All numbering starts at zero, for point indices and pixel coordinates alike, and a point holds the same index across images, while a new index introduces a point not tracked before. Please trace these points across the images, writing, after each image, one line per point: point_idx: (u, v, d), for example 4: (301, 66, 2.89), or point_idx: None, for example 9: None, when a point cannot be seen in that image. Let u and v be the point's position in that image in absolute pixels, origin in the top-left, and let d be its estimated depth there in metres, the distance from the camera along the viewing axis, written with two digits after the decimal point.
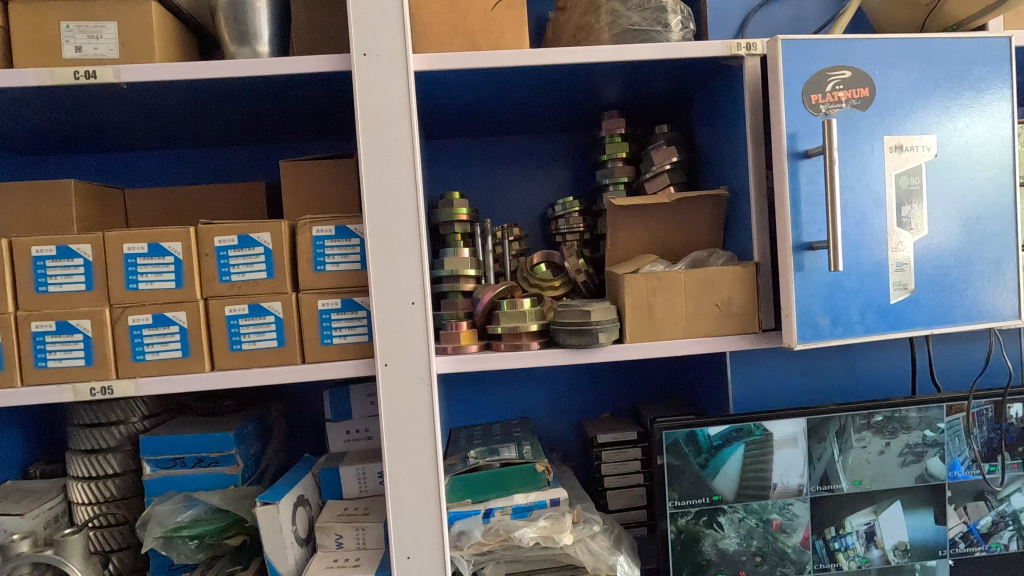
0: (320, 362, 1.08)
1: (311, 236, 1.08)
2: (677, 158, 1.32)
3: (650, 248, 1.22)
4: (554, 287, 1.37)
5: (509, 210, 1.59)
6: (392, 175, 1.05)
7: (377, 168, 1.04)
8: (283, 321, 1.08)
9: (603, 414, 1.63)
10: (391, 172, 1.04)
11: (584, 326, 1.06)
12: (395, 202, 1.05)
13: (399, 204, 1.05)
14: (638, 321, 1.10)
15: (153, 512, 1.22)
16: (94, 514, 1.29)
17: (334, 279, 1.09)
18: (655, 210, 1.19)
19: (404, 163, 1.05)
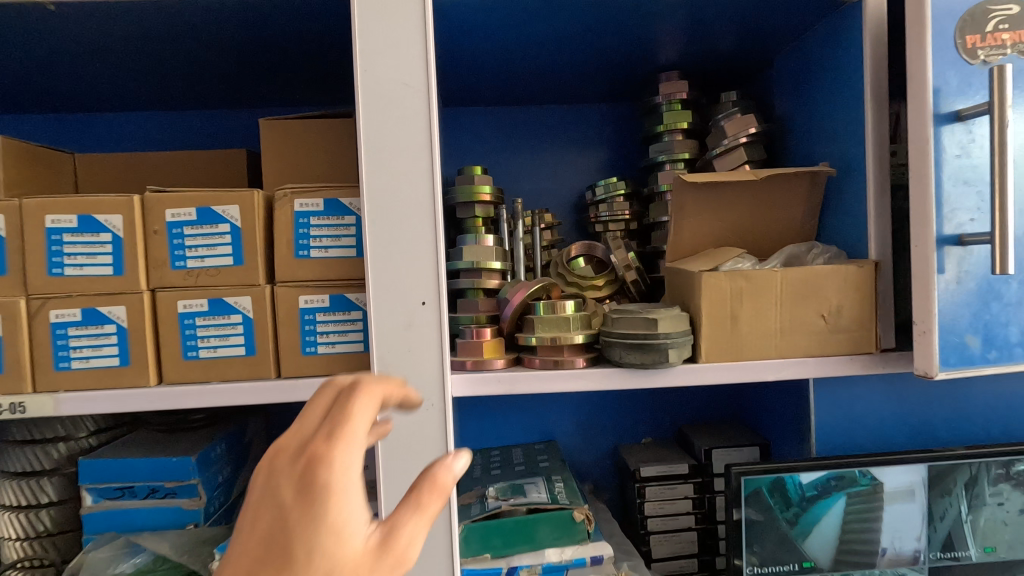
0: (299, 378, 0.83)
1: (293, 210, 0.83)
2: (756, 129, 1.05)
3: (725, 241, 0.96)
4: (596, 286, 1.10)
5: (537, 192, 1.33)
6: (399, 133, 0.79)
7: (380, 124, 0.78)
8: (254, 322, 0.82)
9: (644, 439, 1.37)
10: (398, 130, 0.79)
11: (648, 341, 0.80)
12: (402, 169, 0.79)
13: (409, 171, 0.79)
14: (718, 335, 0.84)
15: (88, 560, 0.98)
16: (26, 553, 1.04)
17: (320, 269, 0.83)
18: (736, 191, 0.93)
19: (417, 118, 0.79)
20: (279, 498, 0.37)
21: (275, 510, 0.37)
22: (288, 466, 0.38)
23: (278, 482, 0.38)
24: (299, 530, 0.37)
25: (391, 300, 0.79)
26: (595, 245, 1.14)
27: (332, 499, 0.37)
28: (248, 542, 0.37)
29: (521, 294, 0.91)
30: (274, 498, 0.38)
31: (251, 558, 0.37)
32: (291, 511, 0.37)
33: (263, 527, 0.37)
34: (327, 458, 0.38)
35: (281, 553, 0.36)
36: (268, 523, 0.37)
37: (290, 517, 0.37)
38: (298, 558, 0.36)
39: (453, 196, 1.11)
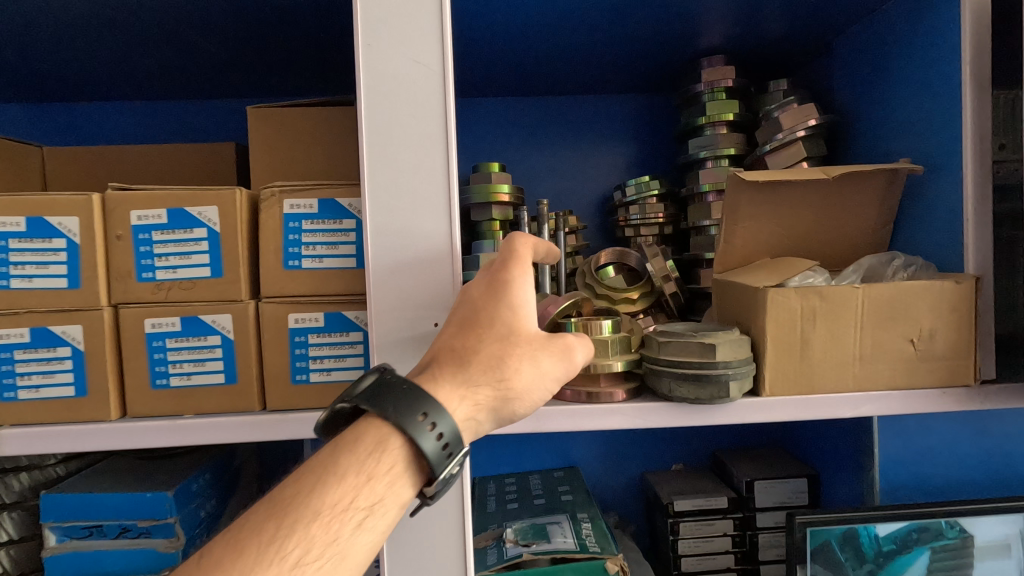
0: (289, 411, 0.70)
1: (282, 213, 0.70)
2: (816, 121, 0.91)
3: (785, 250, 0.83)
4: (630, 298, 0.97)
5: (559, 192, 1.20)
6: (407, 120, 0.65)
7: (385, 109, 0.65)
8: (235, 346, 0.70)
9: (675, 466, 1.24)
10: (407, 116, 0.65)
11: (703, 373, 0.67)
12: (410, 163, 0.66)
13: (420, 165, 0.66)
14: (784, 363, 0.70)
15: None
16: None
17: (314, 283, 0.70)
18: (800, 192, 0.79)
19: (428, 102, 0.66)
20: (473, 288, 0.62)
21: (469, 294, 0.62)
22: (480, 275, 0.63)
23: (472, 283, 0.63)
24: (484, 303, 0.60)
25: (396, 319, 0.66)
26: (628, 252, 1.02)
27: (510, 286, 0.61)
28: (454, 314, 0.61)
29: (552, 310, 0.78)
30: (469, 288, 0.63)
31: (455, 325, 0.59)
32: (480, 296, 0.61)
33: (462, 305, 0.61)
34: (505, 265, 0.62)
35: (473, 317, 0.59)
36: (465, 302, 0.61)
37: (480, 300, 0.61)
38: (483, 316, 0.59)
39: (468, 198, 0.99)
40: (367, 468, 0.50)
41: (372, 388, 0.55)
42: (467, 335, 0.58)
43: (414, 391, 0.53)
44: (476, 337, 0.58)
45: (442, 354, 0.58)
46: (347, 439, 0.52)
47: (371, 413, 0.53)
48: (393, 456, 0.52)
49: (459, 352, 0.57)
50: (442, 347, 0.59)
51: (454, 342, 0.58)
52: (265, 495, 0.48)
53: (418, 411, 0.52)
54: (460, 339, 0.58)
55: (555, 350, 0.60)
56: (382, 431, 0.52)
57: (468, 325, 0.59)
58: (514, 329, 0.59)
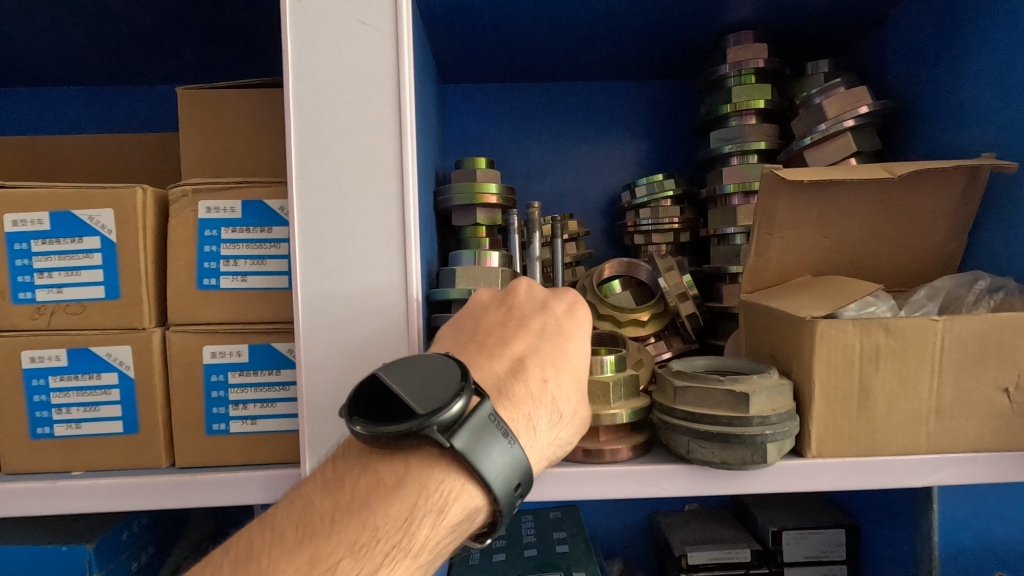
0: (203, 470, 0.55)
1: (197, 217, 0.55)
2: (869, 108, 0.75)
3: (828, 269, 0.67)
4: (638, 319, 0.81)
5: (558, 192, 1.05)
6: (348, 97, 0.51)
7: (321, 82, 0.51)
8: (136, 386, 0.55)
9: (688, 505, 1.08)
10: (348, 92, 0.51)
11: (732, 432, 0.52)
12: (353, 154, 0.51)
13: (366, 160, 0.51)
14: (837, 418, 0.54)
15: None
16: None
17: (235, 307, 0.55)
18: (855, 195, 0.63)
19: (376, 75, 0.51)
20: (549, 304, 0.54)
21: (548, 311, 0.54)
22: (550, 293, 0.56)
23: (542, 299, 0.55)
24: (569, 327, 0.53)
25: (334, 355, 0.52)
26: (636, 264, 0.87)
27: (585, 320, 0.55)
28: (529, 330, 0.51)
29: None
30: (543, 302, 0.55)
31: (534, 343, 0.50)
32: (563, 318, 0.53)
33: (539, 320, 0.53)
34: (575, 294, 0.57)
35: (561, 340, 0.51)
36: (541, 318, 0.53)
37: (565, 321, 0.53)
38: (572, 344, 0.51)
39: (447, 199, 0.84)
40: (440, 543, 0.40)
41: (468, 431, 0.40)
42: (559, 363, 0.50)
43: (512, 455, 0.42)
44: (563, 370, 0.49)
45: (531, 374, 0.48)
46: (423, 496, 0.39)
47: (456, 465, 0.41)
48: (466, 523, 0.41)
49: (551, 384, 0.48)
50: (527, 365, 0.48)
51: (544, 367, 0.49)
52: (303, 553, 0.36)
53: (512, 480, 0.42)
54: (557, 363, 0.49)
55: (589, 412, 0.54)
56: (465, 495, 0.41)
57: (557, 347, 0.50)
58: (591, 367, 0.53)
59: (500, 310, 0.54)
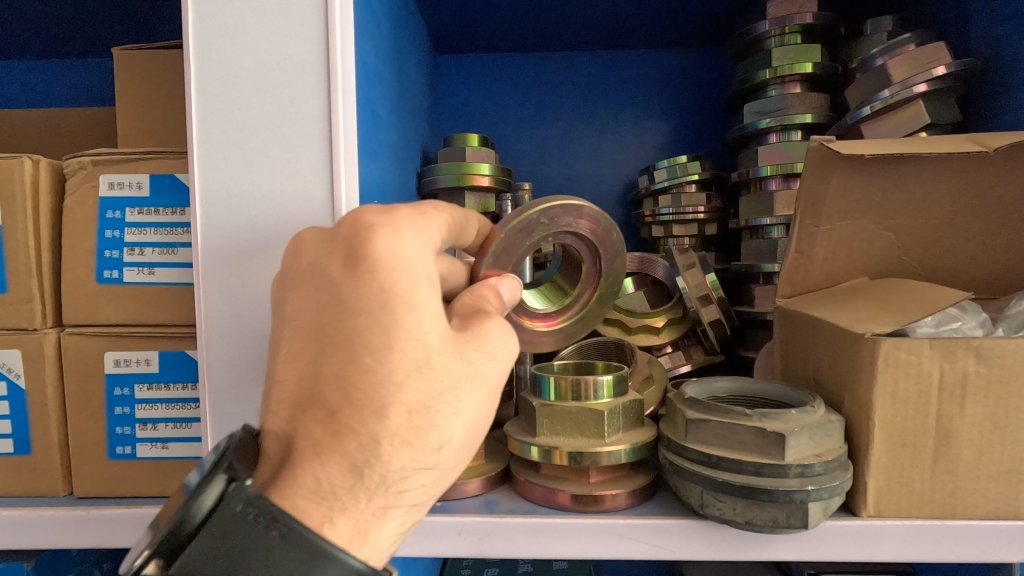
0: (101, 502, 0.45)
1: (97, 195, 0.45)
2: (949, 69, 0.59)
3: (872, 272, 0.54)
4: (651, 326, 0.69)
5: (564, 177, 0.92)
6: (257, 77, 0.42)
7: (224, 59, 0.42)
8: (27, 398, 0.46)
9: None
10: (258, 69, 0.42)
11: (758, 485, 0.39)
12: (260, 150, 0.42)
13: (288, 135, 0.42)
14: (903, 467, 0.41)
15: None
16: None
17: (141, 305, 0.45)
18: (913, 184, 0.50)
19: (284, 43, 0.42)
20: (325, 270, 0.32)
21: (323, 285, 0.31)
22: (324, 245, 0.33)
23: (315, 263, 0.32)
24: (368, 303, 0.30)
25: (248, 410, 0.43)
26: (651, 260, 0.75)
27: (410, 269, 0.31)
28: (304, 330, 0.31)
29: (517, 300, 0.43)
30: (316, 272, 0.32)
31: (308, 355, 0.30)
32: (349, 291, 0.31)
33: (314, 305, 0.31)
34: (374, 225, 0.32)
35: (353, 337, 0.30)
36: (317, 302, 0.31)
37: (354, 297, 0.30)
38: (376, 338, 0.30)
39: (433, 180, 0.72)
40: None
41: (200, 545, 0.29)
42: (362, 374, 0.29)
43: (291, 565, 0.28)
44: (365, 394, 0.29)
45: (312, 417, 0.30)
46: None
47: None
48: None
49: (350, 423, 0.29)
50: (311, 401, 0.30)
51: (339, 397, 0.29)
52: None
53: None
54: (353, 381, 0.29)
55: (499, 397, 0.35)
56: None
57: (346, 359, 0.30)
58: (441, 344, 0.31)
59: (278, 288, 0.34)
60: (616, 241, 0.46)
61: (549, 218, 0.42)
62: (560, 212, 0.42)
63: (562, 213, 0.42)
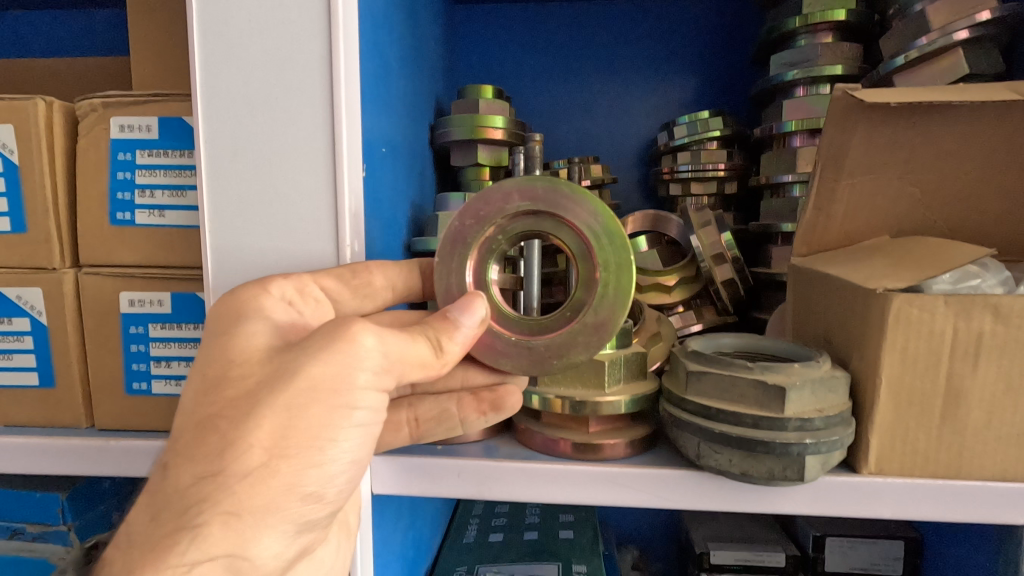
0: (120, 434, 0.48)
1: (108, 137, 0.46)
2: (995, 13, 0.55)
3: (894, 232, 0.52)
4: (663, 285, 0.68)
5: (581, 134, 0.90)
6: (254, 22, 0.41)
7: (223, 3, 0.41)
8: (49, 333, 0.48)
9: None
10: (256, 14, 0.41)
11: (754, 438, 0.39)
12: (258, 100, 0.41)
13: (282, 109, 0.41)
14: (908, 427, 0.40)
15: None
16: None
17: (153, 246, 0.46)
18: (943, 136, 0.47)
19: None
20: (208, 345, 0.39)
21: None
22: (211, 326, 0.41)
23: None
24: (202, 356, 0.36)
25: None
26: (666, 218, 0.73)
27: (232, 308, 0.37)
28: None
29: (495, 318, 0.42)
30: None
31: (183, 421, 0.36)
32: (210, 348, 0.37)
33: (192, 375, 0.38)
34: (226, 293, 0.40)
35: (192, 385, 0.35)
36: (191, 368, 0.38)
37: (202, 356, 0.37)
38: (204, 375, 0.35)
39: (446, 133, 0.72)
40: None
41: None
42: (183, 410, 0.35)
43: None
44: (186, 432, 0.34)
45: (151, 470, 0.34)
46: None
47: None
48: None
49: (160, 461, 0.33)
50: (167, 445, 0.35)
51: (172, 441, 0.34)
52: None
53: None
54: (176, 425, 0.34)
55: (335, 395, 0.35)
56: None
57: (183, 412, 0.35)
58: (247, 359, 0.35)
59: None
60: (569, 201, 0.39)
61: (477, 213, 0.41)
62: (482, 206, 0.41)
63: (485, 205, 0.41)
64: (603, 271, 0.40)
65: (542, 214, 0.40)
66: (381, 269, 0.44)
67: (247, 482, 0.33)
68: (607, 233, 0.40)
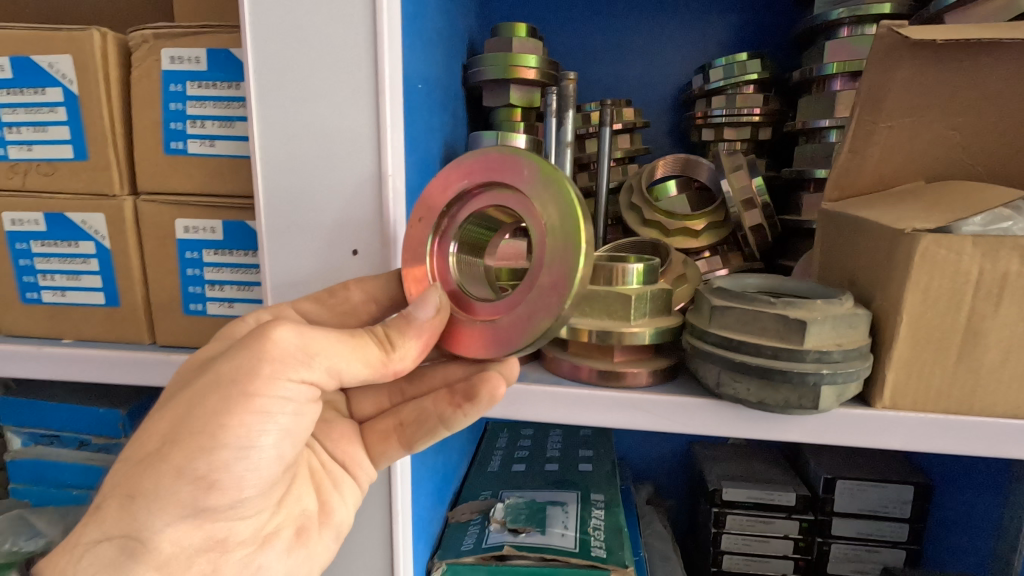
0: (180, 349, 0.52)
1: (160, 68, 0.48)
2: None
3: (932, 177, 0.52)
4: (690, 229, 0.69)
5: (614, 76, 0.89)
6: None
7: None
8: (112, 255, 0.51)
9: (732, 440, 0.97)
10: None
11: (772, 368, 0.41)
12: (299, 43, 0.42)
13: (316, 52, 0.41)
14: (925, 362, 0.42)
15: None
16: None
17: (205, 174, 0.49)
18: (990, 76, 0.47)
19: None
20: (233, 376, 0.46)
21: None
22: None
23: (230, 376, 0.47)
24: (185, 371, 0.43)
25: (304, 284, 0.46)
26: (696, 162, 0.73)
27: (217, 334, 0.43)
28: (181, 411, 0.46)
29: (480, 307, 0.40)
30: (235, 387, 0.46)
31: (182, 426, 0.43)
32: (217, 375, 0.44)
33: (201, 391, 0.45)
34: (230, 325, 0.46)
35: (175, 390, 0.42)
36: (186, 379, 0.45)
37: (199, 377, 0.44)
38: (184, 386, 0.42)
39: (479, 72, 0.72)
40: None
41: None
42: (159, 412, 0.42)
43: None
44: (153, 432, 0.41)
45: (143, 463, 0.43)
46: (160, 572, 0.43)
47: None
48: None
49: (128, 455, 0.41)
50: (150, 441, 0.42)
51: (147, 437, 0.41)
52: None
53: None
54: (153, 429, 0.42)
55: (234, 385, 0.37)
56: None
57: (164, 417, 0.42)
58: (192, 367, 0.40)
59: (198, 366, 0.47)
60: (498, 162, 0.38)
61: (428, 204, 0.42)
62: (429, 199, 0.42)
63: (431, 198, 0.42)
64: (548, 230, 0.36)
65: (489, 186, 0.39)
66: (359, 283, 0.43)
67: (143, 468, 0.38)
68: (544, 181, 0.36)
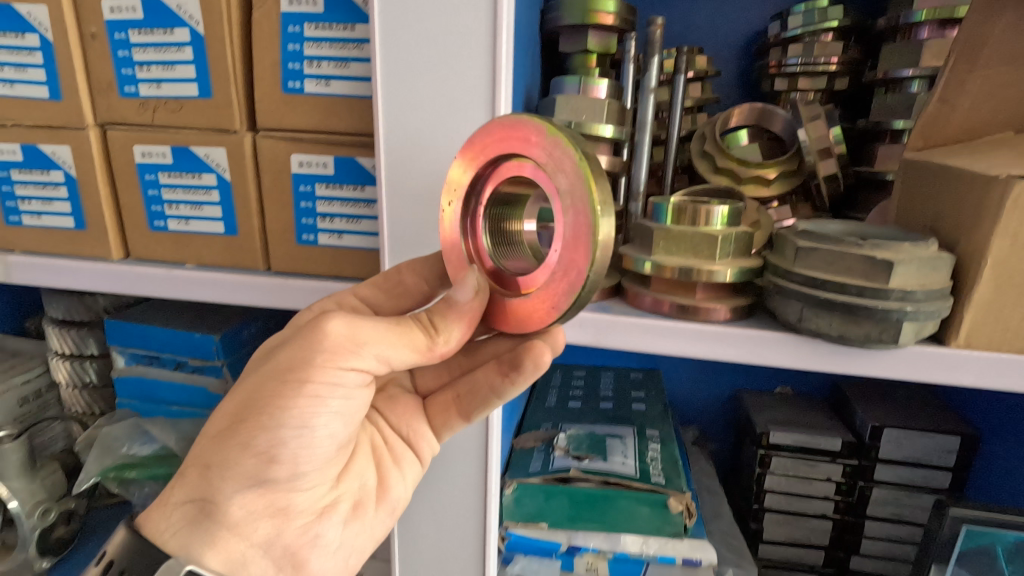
0: (294, 275, 0.57)
1: (279, 9, 0.51)
2: None
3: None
4: (763, 177, 0.70)
5: (686, 22, 0.88)
6: None
7: None
8: (232, 187, 0.56)
9: (779, 390, 1.01)
10: None
11: (856, 304, 0.43)
12: None
13: None
14: (1005, 304, 0.44)
15: (99, 436, 0.83)
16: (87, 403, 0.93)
17: (320, 112, 0.52)
18: None
19: None
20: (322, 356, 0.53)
21: None
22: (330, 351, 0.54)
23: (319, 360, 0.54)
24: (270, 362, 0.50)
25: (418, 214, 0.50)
26: (771, 111, 0.73)
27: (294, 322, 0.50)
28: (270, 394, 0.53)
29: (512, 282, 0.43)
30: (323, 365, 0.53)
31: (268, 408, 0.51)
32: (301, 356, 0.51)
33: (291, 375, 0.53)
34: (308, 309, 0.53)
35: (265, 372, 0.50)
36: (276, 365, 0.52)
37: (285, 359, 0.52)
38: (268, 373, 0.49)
39: (557, 17, 0.72)
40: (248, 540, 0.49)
41: None
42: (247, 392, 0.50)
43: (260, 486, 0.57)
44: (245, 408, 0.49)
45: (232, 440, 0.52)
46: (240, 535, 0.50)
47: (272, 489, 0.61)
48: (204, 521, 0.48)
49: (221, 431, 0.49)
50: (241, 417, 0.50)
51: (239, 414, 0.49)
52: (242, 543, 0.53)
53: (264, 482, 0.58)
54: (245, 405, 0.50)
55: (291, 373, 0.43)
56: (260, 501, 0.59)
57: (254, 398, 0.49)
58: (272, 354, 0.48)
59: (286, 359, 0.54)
60: (503, 133, 0.39)
61: (454, 186, 0.44)
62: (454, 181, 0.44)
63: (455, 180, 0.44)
64: (561, 195, 0.36)
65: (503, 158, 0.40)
66: (410, 270, 0.49)
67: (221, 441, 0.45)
68: (551, 143, 0.36)
